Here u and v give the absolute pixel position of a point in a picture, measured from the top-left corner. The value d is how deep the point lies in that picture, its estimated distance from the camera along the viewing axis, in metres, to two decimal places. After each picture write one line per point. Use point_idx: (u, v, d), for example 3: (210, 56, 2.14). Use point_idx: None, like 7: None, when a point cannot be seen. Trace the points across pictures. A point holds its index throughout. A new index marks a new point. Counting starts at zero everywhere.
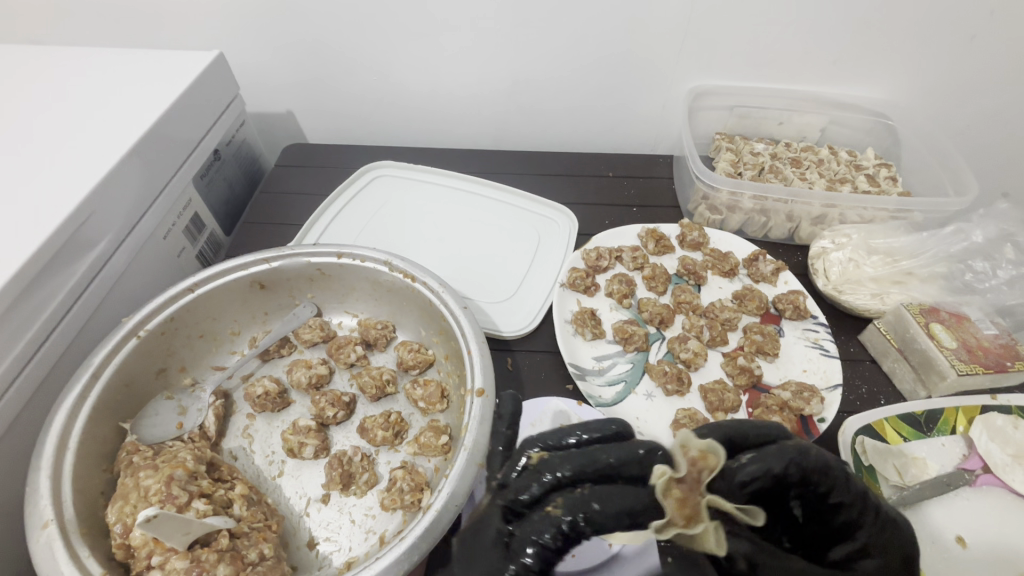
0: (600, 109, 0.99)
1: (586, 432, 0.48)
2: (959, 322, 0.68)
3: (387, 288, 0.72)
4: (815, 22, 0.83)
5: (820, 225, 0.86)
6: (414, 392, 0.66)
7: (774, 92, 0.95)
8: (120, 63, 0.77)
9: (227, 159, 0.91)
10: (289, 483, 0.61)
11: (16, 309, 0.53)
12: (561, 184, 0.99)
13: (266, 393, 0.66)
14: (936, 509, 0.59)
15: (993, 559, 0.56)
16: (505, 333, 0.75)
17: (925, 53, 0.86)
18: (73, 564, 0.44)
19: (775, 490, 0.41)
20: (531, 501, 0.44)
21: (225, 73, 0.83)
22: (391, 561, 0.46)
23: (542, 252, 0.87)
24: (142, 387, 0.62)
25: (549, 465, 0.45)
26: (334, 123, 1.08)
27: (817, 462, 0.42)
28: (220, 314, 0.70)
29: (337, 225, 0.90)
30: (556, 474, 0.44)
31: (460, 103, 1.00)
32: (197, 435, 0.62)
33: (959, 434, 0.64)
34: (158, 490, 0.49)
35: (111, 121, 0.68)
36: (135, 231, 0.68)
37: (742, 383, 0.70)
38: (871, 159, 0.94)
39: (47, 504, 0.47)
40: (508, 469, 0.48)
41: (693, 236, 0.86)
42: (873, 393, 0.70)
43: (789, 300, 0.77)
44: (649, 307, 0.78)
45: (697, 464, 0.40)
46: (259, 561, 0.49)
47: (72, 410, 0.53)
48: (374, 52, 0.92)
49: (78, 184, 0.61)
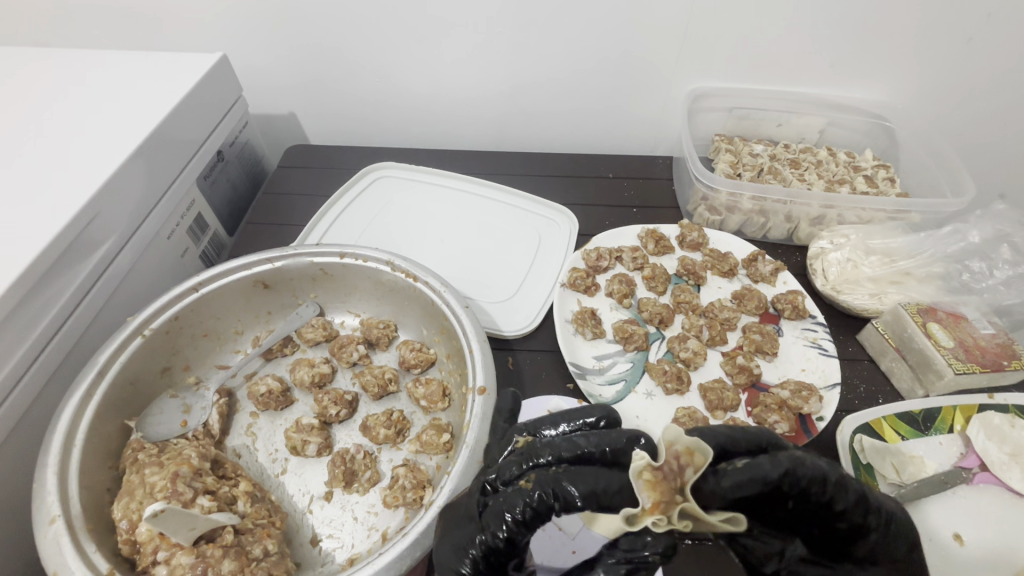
0: (600, 111, 1.00)
1: (567, 422, 0.56)
2: (956, 321, 0.69)
3: (389, 288, 0.73)
4: (813, 24, 0.83)
5: (819, 226, 0.86)
6: (416, 391, 0.67)
7: (773, 94, 0.96)
8: (124, 65, 0.78)
9: (230, 160, 0.91)
10: (292, 481, 0.61)
11: (24, 308, 0.54)
12: (561, 185, 1.00)
13: (269, 392, 0.66)
14: (933, 507, 0.59)
15: (990, 557, 0.56)
16: (506, 332, 0.75)
17: (923, 55, 0.87)
18: (80, 559, 0.45)
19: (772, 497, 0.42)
20: (510, 478, 0.48)
21: (228, 74, 0.83)
22: (394, 556, 0.46)
23: (543, 252, 0.87)
24: (147, 385, 0.63)
25: (535, 450, 0.49)
26: (336, 125, 1.09)
27: (813, 474, 0.42)
28: (223, 313, 0.71)
29: (339, 226, 0.90)
30: (539, 458, 0.48)
31: (462, 104, 1.01)
32: (201, 433, 0.62)
33: (956, 432, 0.64)
34: (163, 487, 0.50)
35: (116, 122, 0.69)
36: (140, 231, 0.69)
37: (741, 382, 0.71)
38: (869, 160, 0.95)
39: (55, 500, 0.47)
40: (498, 452, 0.55)
41: (692, 237, 0.86)
42: (871, 392, 0.71)
43: (788, 300, 0.78)
44: (649, 307, 0.78)
45: (681, 459, 0.40)
46: (263, 557, 0.49)
47: (78, 407, 0.54)
48: (376, 54, 0.93)
49: (84, 184, 0.61)
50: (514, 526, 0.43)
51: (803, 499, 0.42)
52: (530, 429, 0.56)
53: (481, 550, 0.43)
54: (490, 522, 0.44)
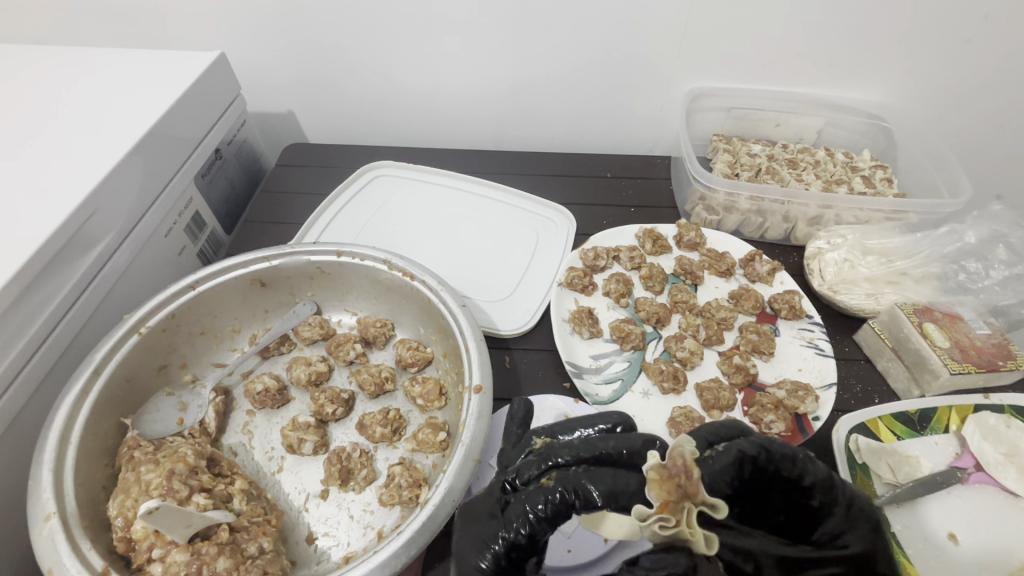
0: (599, 110, 1.00)
1: (592, 428, 0.55)
2: (952, 322, 0.69)
3: (386, 286, 0.73)
4: (812, 25, 0.84)
5: (816, 226, 0.86)
6: (412, 390, 0.67)
7: (771, 94, 0.96)
8: (122, 63, 0.78)
9: (228, 158, 0.91)
10: (288, 479, 0.61)
11: (20, 304, 0.54)
12: (559, 184, 1.00)
13: (266, 390, 0.66)
14: (929, 507, 0.60)
15: (985, 556, 0.56)
16: (503, 331, 0.75)
17: (921, 55, 0.87)
18: (75, 557, 0.45)
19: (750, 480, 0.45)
20: (529, 478, 0.48)
21: (226, 73, 0.83)
22: (388, 554, 0.47)
23: (540, 251, 0.87)
24: (143, 383, 0.63)
25: (553, 451, 0.49)
26: (335, 123, 1.09)
27: (783, 453, 0.46)
28: (221, 311, 0.71)
29: (337, 224, 0.90)
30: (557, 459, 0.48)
31: (460, 103, 1.01)
32: (197, 431, 0.62)
33: (951, 432, 0.65)
34: (159, 484, 0.50)
35: (114, 120, 0.69)
36: (137, 229, 0.69)
37: (738, 382, 0.71)
38: (867, 160, 0.95)
39: (50, 498, 0.47)
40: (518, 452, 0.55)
41: (690, 237, 0.86)
42: (867, 392, 0.71)
43: (785, 300, 0.78)
44: (646, 307, 0.78)
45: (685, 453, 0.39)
46: (258, 555, 0.50)
47: (74, 404, 0.54)
48: (374, 53, 0.93)
49: (81, 182, 0.61)
50: (535, 522, 0.44)
51: (772, 480, 0.46)
52: (548, 432, 0.56)
53: (503, 546, 0.44)
54: (513, 518, 0.44)
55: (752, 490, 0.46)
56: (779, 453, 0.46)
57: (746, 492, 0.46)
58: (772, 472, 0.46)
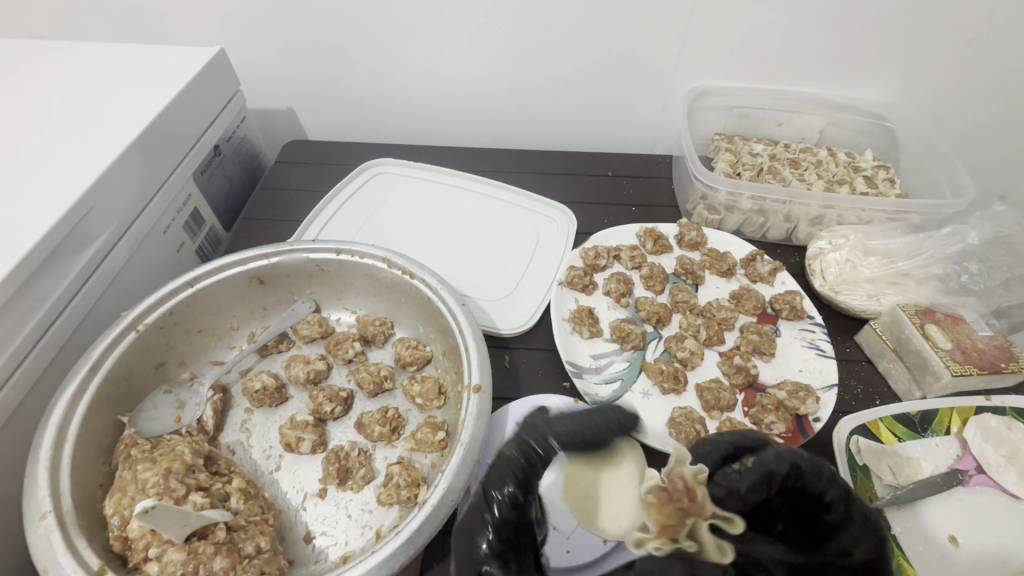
0: (600, 109, 0.99)
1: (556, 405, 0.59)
2: (954, 323, 0.69)
3: (386, 285, 0.72)
4: (815, 23, 0.83)
5: (818, 226, 0.86)
6: (411, 389, 0.66)
7: (774, 93, 0.95)
8: (120, 58, 0.78)
9: (227, 155, 0.91)
10: (286, 478, 0.61)
11: (16, 301, 0.53)
12: (560, 183, 0.99)
13: (264, 388, 0.66)
14: (930, 509, 0.59)
15: (986, 559, 0.56)
16: (503, 330, 0.75)
17: (925, 55, 0.86)
18: (71, 556, 0.44)
19: (773, 493, 0.43)
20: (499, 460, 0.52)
21: (225, 69, 0.83)
22: (387, 554, 0.46)
23: (541, 250, 0.87)
24: (140, 380, 0.63)
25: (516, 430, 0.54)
26: (335, 120, 1.08)
27: (814, 470, 0.45)
28: (219, 308, 0.71)
29: (337, 221, 0.90)
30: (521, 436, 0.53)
31: (461, 101, 1.01)
32: (195, 429, 0.62)
33: (953, 434, 0.64)
34: (156, 483, 0.50)
35: (112, 116, 0.69)
36: (135, 226, 0.69)
37: (738, 382, 0.71)
38: (869, 161, 0.94)
39: (46, 496, 0.47)
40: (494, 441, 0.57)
41: (691, 236, 0.86)
42: (868, 394, 0.71)
43: (786, 300, 0.77)
44: (647, 306, 0.78)
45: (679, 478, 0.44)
46: (255, 554, 0.49)
47: (71, 401, 0.54)
48: (375, 50, 0.92)
49: (78, 177, 0.61)
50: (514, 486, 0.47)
51: (796, 495, 0.43)
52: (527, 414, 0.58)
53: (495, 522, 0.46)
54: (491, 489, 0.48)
55: (773, 504, 0.43)
56: (809, 472, 0.44)
57: (767, 506, 0.42)
58: (798, 492, 0.44)
